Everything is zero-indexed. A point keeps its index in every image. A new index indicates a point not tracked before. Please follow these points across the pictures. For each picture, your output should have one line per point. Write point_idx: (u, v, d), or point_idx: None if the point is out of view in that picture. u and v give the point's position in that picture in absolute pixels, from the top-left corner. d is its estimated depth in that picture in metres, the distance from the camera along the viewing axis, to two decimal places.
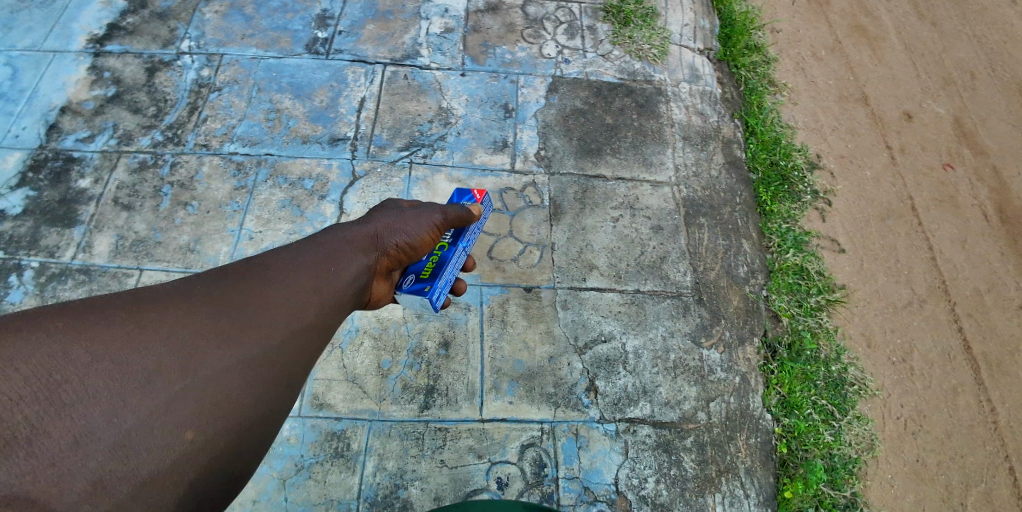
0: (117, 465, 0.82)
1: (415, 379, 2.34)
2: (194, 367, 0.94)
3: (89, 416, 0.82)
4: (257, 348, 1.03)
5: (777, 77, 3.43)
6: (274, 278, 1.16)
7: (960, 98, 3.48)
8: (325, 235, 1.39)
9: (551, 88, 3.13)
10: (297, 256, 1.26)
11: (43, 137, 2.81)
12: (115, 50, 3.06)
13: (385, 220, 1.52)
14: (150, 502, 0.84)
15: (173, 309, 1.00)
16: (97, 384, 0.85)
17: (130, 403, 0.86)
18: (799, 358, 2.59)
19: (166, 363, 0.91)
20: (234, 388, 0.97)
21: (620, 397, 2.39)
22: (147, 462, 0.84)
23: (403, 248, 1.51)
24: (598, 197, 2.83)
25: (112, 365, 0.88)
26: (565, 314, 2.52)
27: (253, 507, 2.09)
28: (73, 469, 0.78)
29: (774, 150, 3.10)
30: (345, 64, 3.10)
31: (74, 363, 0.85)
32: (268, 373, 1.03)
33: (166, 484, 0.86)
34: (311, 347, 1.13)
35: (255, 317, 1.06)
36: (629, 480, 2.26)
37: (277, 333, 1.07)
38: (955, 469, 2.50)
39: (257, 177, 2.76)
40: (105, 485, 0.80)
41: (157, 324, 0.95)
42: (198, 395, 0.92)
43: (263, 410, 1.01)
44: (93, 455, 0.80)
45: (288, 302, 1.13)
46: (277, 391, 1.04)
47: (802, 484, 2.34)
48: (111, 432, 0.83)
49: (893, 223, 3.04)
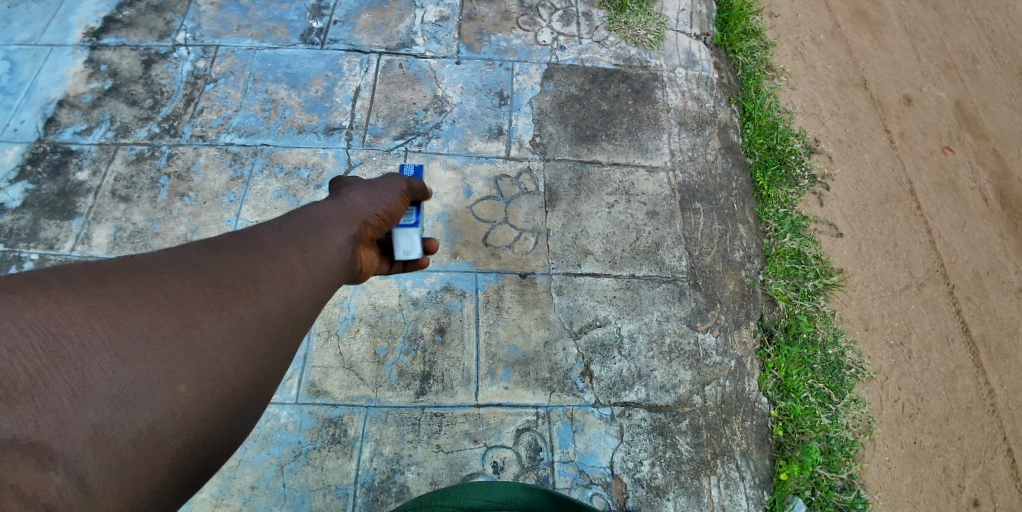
0: (117, 417, 0.80)
1: (411, 366, 2.36)
2: (190, 329, 0.92)
3: (87, 370, 0.80)
4: (249, 314, 1.02)
5: (775, 61, 3.41)
6: (270, 248, 1.17)
7: (961, 81, 3.46)
8: (305, 213, 1.35)
9: (546, 75, 3.12)
10: (286, 228, 1.25)
11: (41, 130, 2.82)
12: (111, 44, 3.08)
13: (362, 194, 1.50)
14: (153, 454, 0.82)
15: (166, 275, 0.98)
16: (94, 339, 0.83)
17: (127, 362, 0.84)
18: (795, 342, 2.60)
19: (162, 323, 0.90)
20: (233, 351, 0.96)
21: (615, 382, 2.40)
22: (147, 416, 0.83)
23: (384, 217, 1.49)
24: (593, 183, 2.83)
25: (110, 321, 0.86)
26: (561, 300, 2.53)
27: (252, 493, 2.11)
28: (75, 416, 0.76)
29: (771, 134, 3.09)
30: (340, 54, 3.10)
31: (71, 318, 0.83)
32: (260, 341, 1.02)
33: (166, 439, 0.84)
34: (303, 319, 1.13)
35: (252, 283, 1.06)
36: (625, 464, 2.27)
37: (272, 304, 1.07)
38: (953, 452, 2.51)
39: (253, 167, 2.77)
40: (106, 434, 0.78)
41: (153, 288, 0.94)
42: (195, 356, 0.91)
43: (259, 375, 1.00)
44: (93, 406, 0.78)
45: (280, 276, 1.12)
46: (275, 359, 1.04)
47: (797, 466, 2.35)
48: (108, 385, 0.81)
49: (892, 207, 3.02)
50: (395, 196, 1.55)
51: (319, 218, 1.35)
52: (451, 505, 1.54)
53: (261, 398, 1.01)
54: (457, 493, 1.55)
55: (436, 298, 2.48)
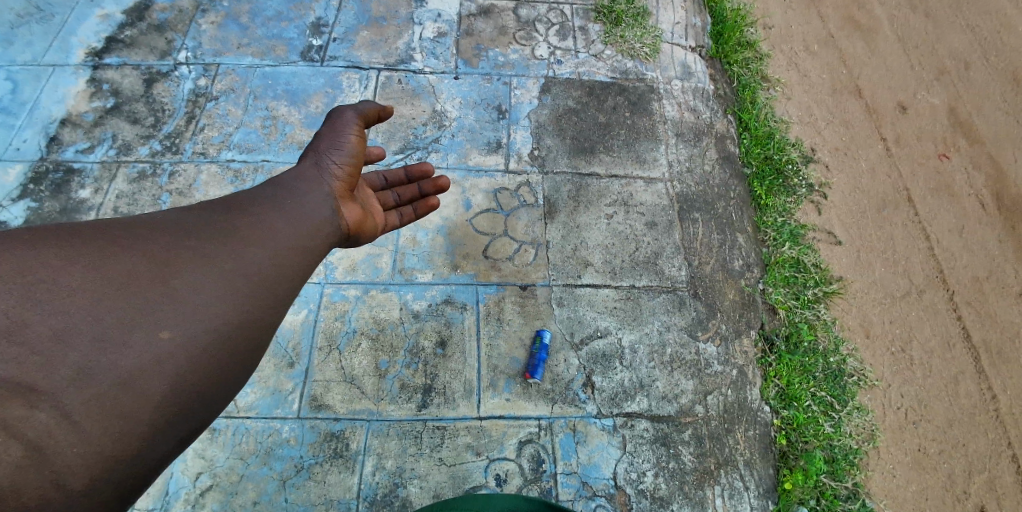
0: (98, 357, 1.08)
1: (413, 379, 2.36)
2: (163, 282, 1.20)
3: (70, 317, 1.09)
4: (223, 268, 1.29)
5: (770, 72, 3.44)
6: (247, 215, 1.43)
7: (955, 88, 3.49)
8: (280, 182, 1.60)
9: (543, 88, 3.15)
10: (262, 199, 1.51)
11: (44, 149, 2.85)
12: (113, 63, 3.11)
13: (321, 148, 1.73)
14: (136, 388, 1.11)
15: (142, 239, 1.26)
16: (77, 292, 1.11)
17: (106, 308, 1.13)
18: (796, 350, 2.60)
19: (137, 278, 1.18)
20: (206, 301, 1.23)
21: (617, 392, 2.40)
22: (125, 354, 1.11)
23: (344, 163, 1.72)
24: (591, 194, 2.85)
25: (91, 278, 1.14)
26: (561, 311, 2.54)
27: (254, 508, 2.11)
28: (58, 357, 1.05)
29: (768, 144, 3.11)
30: (340, 70, 3.14)
31: (58, 275, 1.12)
32: (235, 289, 1.28)
33: (148, 373, 1.13)
34: (278, 271, 1.39)
35: (223, 247, 1.32)
36: (628, 475, 2.26)
37: (243, 259, 1.33)
38: (958, 458, 2.50)
39: (254, 183, 2.79)
40: (87, 373, 1.07)
41: (129, 250, 1.22)
42: (168, 302, 1.19)
43: (238, 319, 1.27)
44: (75, 347, 1.07)
45: (252, 237, 1.38)
46: (249, 302, 1.30)
47: (802, 474, 2.34)
48: (91, 329, 1.10)
49: (890, 214, 3.04)
50: (350, 140, 1.75)
51: (292, 187, 1.60)
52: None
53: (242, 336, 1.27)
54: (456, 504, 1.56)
55: (437, 311, 2.49)
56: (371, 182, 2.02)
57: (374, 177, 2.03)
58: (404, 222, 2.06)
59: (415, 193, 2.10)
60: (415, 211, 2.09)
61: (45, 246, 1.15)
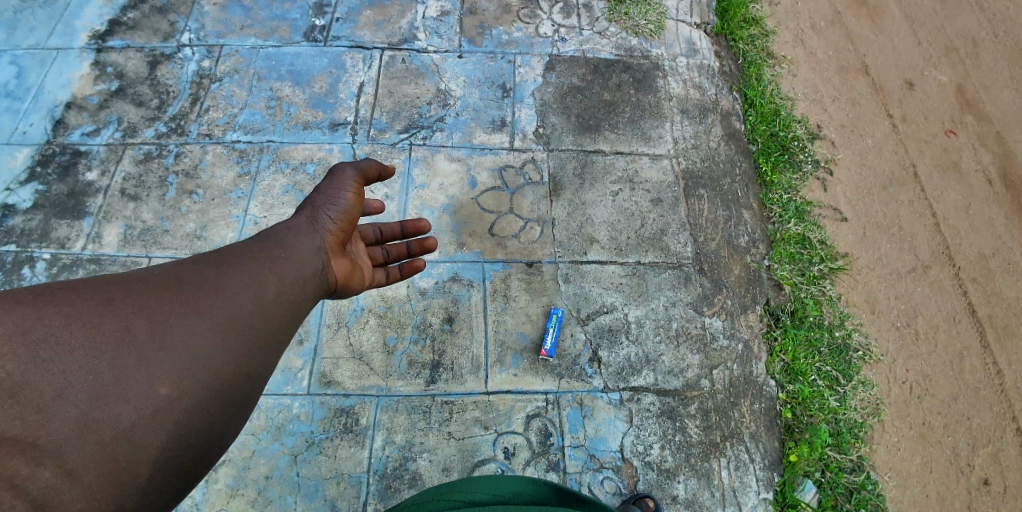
0: (97, 413, 1.03)
1: (421, 355, 2.38)
2: (162, 333, 1.15)
3: (69, 373, 1.03)
4: (225, 316, 1.24)
5: (776, 49, 3.41)
6: (243, 261, 1.38)
7: (962, 65, 3.46)
8: (272, 231, 1.55)
9: (548, 66, 3.14)
10: (255, 243, 1.47)
11: (50, 133, 2.86)
12: (117, 46, 3.11)
13: (314, 200, 1.67)
14: (135, 443, 1.06)
15: (135, 289, 1.20)
16: (73, 347, 1.06)
17: (104, 364, 1.07)
18: (801, 325, 2.61)
19: (135, 329, 1.13)
20: (205, 352, 1.18)
21: (623, 367, 2.42)
22: (124, 410, 1.06)
23: (337, 218, 1.66)
24: (597, 171, 2.85)
25: (90, 331, 1.09)
26: (567, 287, 2.55)
27: (267, 483, 2.14)
28: (57, 414, 0.99)
29: (773, 121, 3.10)
30: (343, 50, 3.13)
31: (53, 327, 1.06)
32: (236, 338, 1.24)
33: (147, 428, 1.07)
34: (276, 318, 1.35)
35: (221, 295, 1.27)
36: (635, 447, 2.29)
37: (245, 308, 1.29)
38: (962, 432, 2.51)
39: (259, 164, 2.80)
40: (86, 427, 1.01)
41: (124, 301, 1.16)
42: (168, 354, 1.14)
43: (239, 371, 1.23)
44: (74, 402, 1.02)
45: (251, 284, 1.33)
46: (248, 353, 1.25)
47: (808, 447, 2.37)
48: (90, 385, 1.04)
49: (896, 191, 3.03)
50: (342, 195, 1.70)
51: (284, 236, 1.54)
52: (458, 499, 1.48)
53: (243, 394, 1.23)
54: (463, 487, 1.51)
55: (443, 288, 2.51)
56: (363, 235, 1.92)
57: (368, 229, 1.94)
58: (389, 282, 1.95)
59: (404, 251, 2.01)
60: (401, 272, 1.99)
61: (39, 299, 1.09)
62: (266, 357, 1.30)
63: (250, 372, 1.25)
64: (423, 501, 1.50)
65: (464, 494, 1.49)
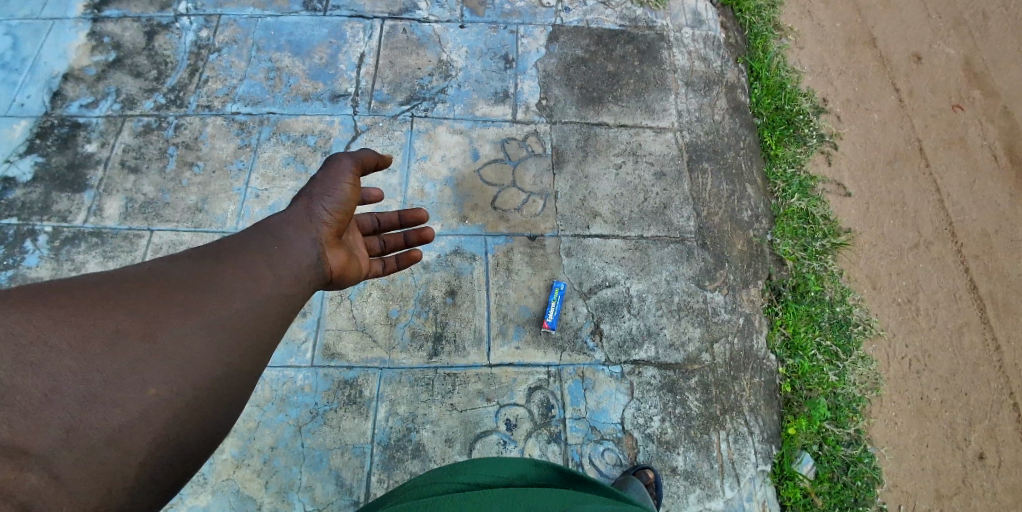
0: (87, 418, 1.01)
1: (424, 327, 2.39)
2: (153, 336, 1.12)
3: (59, 380, 1.00)
4: (217, 316, 1.22)
5: (783, 20, 3.34)
6: (236, 260, 1.35)
7: (971, 37, 3.40)
8: (266, 226, 1.52)
9: (551, 37, 3.09)
10: (250, 241, 1.44)
11: (47, 105, 2.83)
12: (113, 15, 3.06)
13: (311, 191, 1.66)
14: (126, 447, 1.03)
15: (127, 291, 1.17)
16: (62, 350, 1.03)
17: (94, 368, 1.04)
18: (802, 300, 2.61)
19: (126, 331, 1.10)
20: (198, 353, 1.16)
21: (624, 340, 2.43)
22: (114, 414, 1.03)
23: (335, 209, 1.64)
24: (600, 144, 2.82)
25: (81, 335, 1.06)
26: (570, 261, 2.55)
27: (272, 453, 2.17)
28: (45, 420, 0.97)
29: (779, 94, 3.05)
30: (343, 20, 3.08)
31: (43, 331, 1.03)
32: (229, 339, 1.22)
33: (138, 432, 1.05)
34: (270, 317, 1.32)
35: (213, 296, 1.24)
36: (635, 419, 2.32)
37: (238, 307, 1.26)
38: (960, 407, 2.53)
39: (260, 135, 2.77)
40: (75, 433, 0.99)
41: (115, 303, 1.14)
42: (159, 357, 1.11)
43: (232, 372, 1.20)
44: (63, 408, 0.99)
45: (244, 282, 1.31)
46: (241, 354, 1.23)
47: (806, 421, 2.39)
48: (79, 391, 1.02)
49: (901, 165, 3.00)
50: (340, 183, 1.68)
51: (278, 231, 1.51)
52: (463, 480, 1.49)
53: (236, 396, 1.21)
54: (465, 469, 1.52)
55: (446, 261, 2.51)
56: (360, 224, 1.89)
57: (365, 218, 1.91)
58: (385, 272, 1.93)
59: (401, 241, 1.98)
60: (398, 263, 1.96)
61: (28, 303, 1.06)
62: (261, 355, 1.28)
63: (244, 373, 1.23)
64: (426, 482, 1.51)
65: (466, 476, 1.50)
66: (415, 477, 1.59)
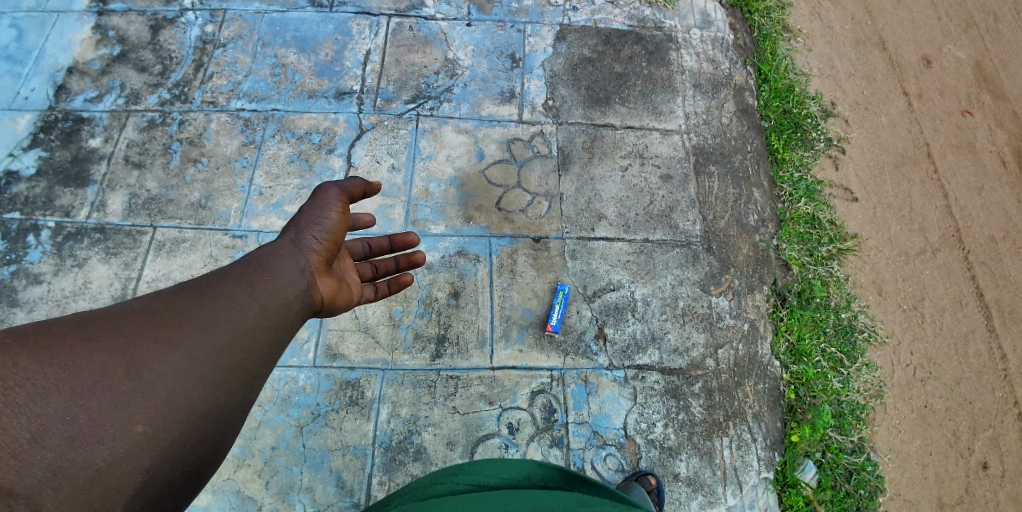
0: (72, 456, 1.00)
1: (426, 329, 2.38)
2: (136, 370, 1.11)
3: (44, 420, 1.00)
4: (203, 347, 1.20)
5: (792, 22, 3.31)
6: (223, 288, 1.32)
7: (982, 41, 3.36)
8: (254, 253, 1.50)
9: (558, 36, 3.06)
10: (237, 266, 1.41)
11: (52, 98, 2.81)
12: (118, 9, 3.04)
13: (299, 219, 1.62)
14: (111, 484, 1.02)
15: (112, 325, 1.16)
16: (46, 389, 1.02)
17: (78, 406, 1.03)
18: (808, 306, 2.60)
19: (111, 368, 1.09)
20: (182, 386, 1.14)
21: (628, 345, 2.42)
22: (99, 452, 1.02)
23: (323, 237, 1.60)
24: (606, 146, 2.80)
25: (65, 370, 1.05)
26: (574, 264, 2.54)
27: (273, 453, 2.16)
28: (32, 462, 0.96)
29: (788, 97, 3.03)
30: (349, 17, 3.06)
31: (28, 370, 1.03)
32: (215, 369, 1.20)
33: (124, 469, 1.04)
34: (257, 344, 1.30)
35: (199, 327, 1.22)
36: (638, 425, 2.30)
37: (224, 337, 1.24)
38: (964, 415, 2.51)
39: (264, 132, 2.76)
40: (61, 473, 0.98)
41: (101, 337, 1.13)
42: (144, 392, 1.10)
43: (219, 405, 1.19)
44: (49, 447, 0.99)
45: (230, 311, 1.29)
46: (227, 386, 1.21)
47: (809, 428, 2.37)
48: (65, 428, 1.01)
49: (908, 170, 2.97)
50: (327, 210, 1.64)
51: (265, 259, 1.48)
52: (464, 482, 1.48)
53: (224, 427, 1.20)
54: (467, 470, 1.51)
55: (450, 262, 2.50)
56: (351, 250, 1.85)
57: (356, 243, 1.87)
58: (377, 298, 1.87)
59: (391, 266, 1.94)
60: (389, 287, 1.90)
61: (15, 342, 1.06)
62: (249, 385, 1.26)
63: (229, 404, 1.21)
64: (427, 485, 1.51)
65: (468, 477, 1.49)
66: (415, 481, 1.58)
